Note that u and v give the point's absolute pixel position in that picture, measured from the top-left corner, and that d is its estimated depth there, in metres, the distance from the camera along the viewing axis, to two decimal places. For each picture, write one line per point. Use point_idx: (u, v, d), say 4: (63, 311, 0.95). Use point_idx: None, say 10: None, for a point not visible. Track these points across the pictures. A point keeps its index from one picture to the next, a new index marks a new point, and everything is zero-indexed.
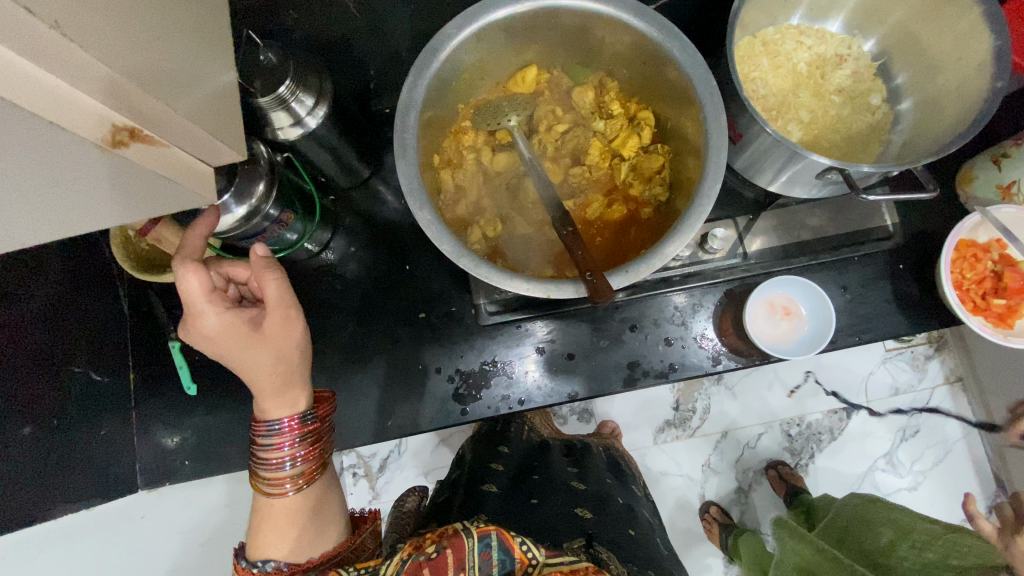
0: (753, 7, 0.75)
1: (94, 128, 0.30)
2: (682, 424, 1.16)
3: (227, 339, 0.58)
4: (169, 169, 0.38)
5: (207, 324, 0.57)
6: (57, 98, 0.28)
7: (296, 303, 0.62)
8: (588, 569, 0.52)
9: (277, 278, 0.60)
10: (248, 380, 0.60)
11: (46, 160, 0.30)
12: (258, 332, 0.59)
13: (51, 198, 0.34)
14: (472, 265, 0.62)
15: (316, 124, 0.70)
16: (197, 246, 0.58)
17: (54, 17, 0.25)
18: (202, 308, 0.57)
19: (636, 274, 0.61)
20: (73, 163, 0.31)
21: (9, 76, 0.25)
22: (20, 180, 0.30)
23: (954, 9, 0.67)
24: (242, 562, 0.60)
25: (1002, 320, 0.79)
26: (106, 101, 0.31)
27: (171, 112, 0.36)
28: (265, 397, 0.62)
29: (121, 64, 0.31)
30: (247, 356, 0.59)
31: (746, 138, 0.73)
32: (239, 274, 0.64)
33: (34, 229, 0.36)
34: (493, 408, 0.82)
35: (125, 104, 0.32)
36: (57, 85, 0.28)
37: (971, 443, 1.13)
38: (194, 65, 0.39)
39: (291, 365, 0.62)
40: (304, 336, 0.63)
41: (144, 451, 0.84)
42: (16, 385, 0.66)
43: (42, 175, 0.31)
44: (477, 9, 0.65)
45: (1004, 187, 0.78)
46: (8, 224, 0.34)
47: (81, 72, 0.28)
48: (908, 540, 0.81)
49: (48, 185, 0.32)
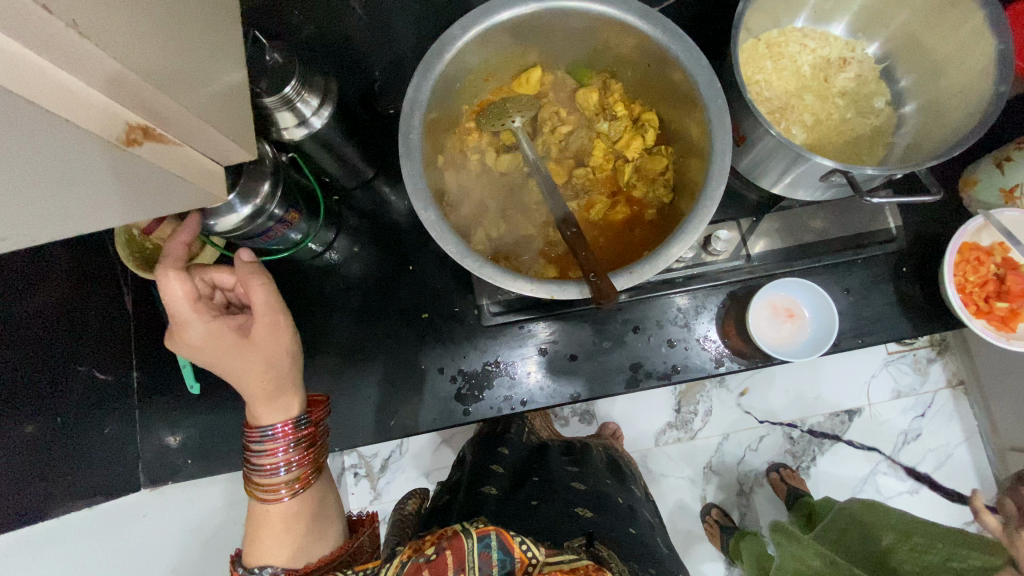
0: (757, 9, 0.75)
1: (107, 127, 0.31)
2: (684, 425, 1.16)
3: (214, 347, 0.59)
4: (180, 168, 0.38)
5: (193, 334, 0.58)
6: (70, 95, 0.28)
7: (283, 308, 0.63)
8: (588, 568, 0.53)
9: (263, 282, 0.61)
10: (238, 386, 0.60)
11: (59, 159, 0.30)
12: (245, 340, 0.60)
13: (63, 197, 0.34)
14: (477, 265, 0.62)
15: (321, 125, 0.71)
16: (179, 253, 0.57)
17: (72, 16, 0.25)
18: (188, 318, 0.58)
19: (640, 275, 0.61)
20: (84, 161, 0.32)
21: (25, 74, 0.26)
22: (35, 177, 0.31)
23: (958, 13, 0.67)
24: (239, 567, 0.60)
25: (1004, 324, 0.79)
26: (120, 99, 0.31)
27: (184, 112, 0.36)
28: (257, 403, 0.62)
29: (136, 63, 0.31)
30: (238, 363, 0.59)
31: (749, 140, 0.73)
32: (225, 281, 0.63)
33: (46, 228, 0.36)
34: (495, 408, 0.83)
35: (138, 103, 0.32)
36: (70, 82, 0.28)
37: (973, 447, 1.13)
38: (208, 65, 0.39)
39: (281, 371, 0.62)
40: (292, 342, 0.64)
41: (146, 451, 0.85)
42: (21, 384, 0.67)
43: (53, 173, 0.31)
44: (482, 11, 0.65)
45: (1007, 191, 0.78)
46: (19, 224, 0.34)
47: (98, 70, 0.29)
48: (908, 543, 0.82)
49: (60, 184, 0.32)
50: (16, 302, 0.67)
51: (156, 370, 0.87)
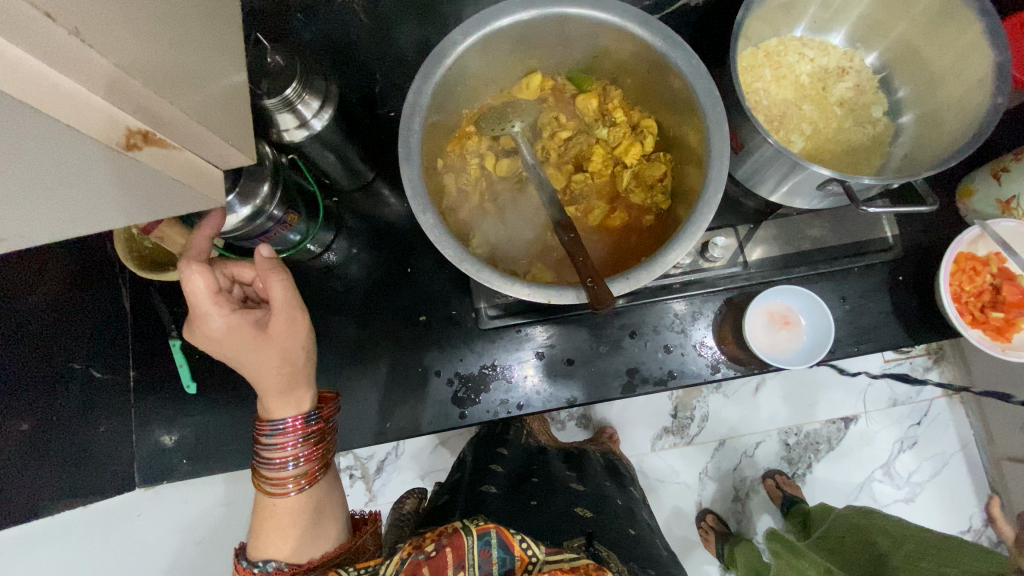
0: (756, 18, 0.76)
1: (109, 133, 0.31)
2: (680, 431, 1.16)
3: (234, 340, 0.59)
4: (179, 172, 0.38)
5: (214, 326, 0.58)
6: (74, 101, 0.28)
7: (301, 304, 0.62)
8: (587, 566, 0.52)
9: (282, 279, 0.60)
10: (254, 379, 0.61)
11: (57, 161, 0.30)
12: (263, 334, 0.60)
13: (60, 198, 0.34)
14: (474, 269, 0.62)
15: (320, 127, 0.71)
16: (203, 246, 0.57)
17: (74, 24, 0.26)
18: (208, 310, 0.57)
19: (636, 281, 0.62)
20: (83, 163, 0.31)
21: (27, 79, 0.26)
22: (33, 176, 0.31)
23: (956, 24, 0.68)
24: (243, 562, 0.60)
25: (1001, 334, 0.79)
26: (120, 104, 0.31)
27: (183, 115, 0.36)
28: (270, 396, 0.62)
29: (133, 66, 0.31)
30: (254, 357, 0.59)
31: (747, 148, 0.73)
32: (245, 275, 0.64)
33: (44, 228, 0.37)
34: (492, 412, 0.83)
35: (138, 108, 0.32)
36: (73, 89, 0.28)
37: (969, 455, 1.13)
38: (208, 68, 0.39)
39: (297, 366, 0.63)
40: (308, 337, 0.64)
41: (143, 450, 0.84)
42: (16, 383, 0.67)
43: (52, 173, 0.31)
44: (483, 17, 0.66)
45: (1004, 201, 0.79)
46: (16, 222, 0.34)
47: (101, 76, 0.29)
48: (903, 551, 0.81)
49: (59, 184, 0.32)
50: (7, 302, 0.66)
51: (153, 370, 0.86)
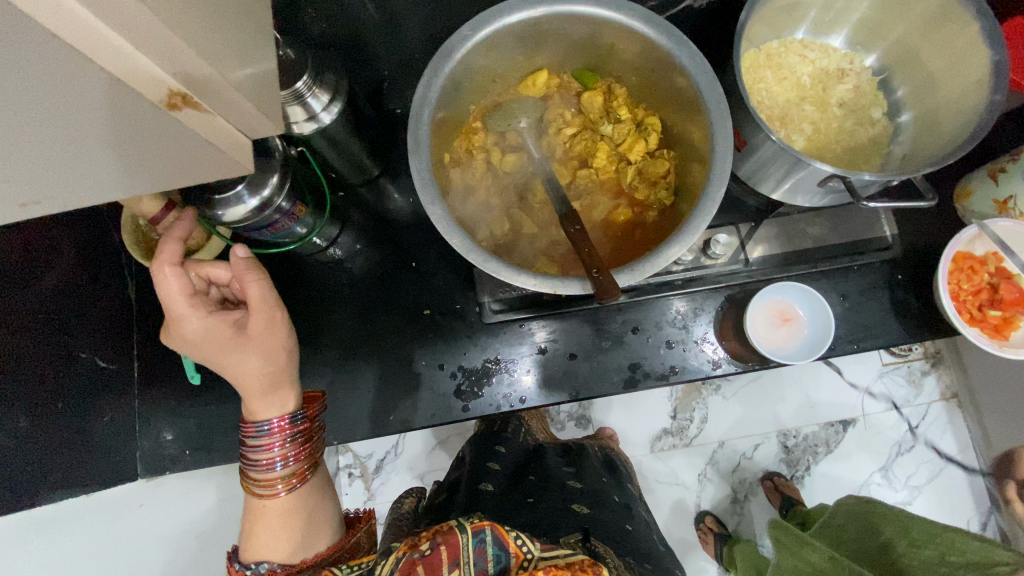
0: (758, 20, 0.77)
1: (152, 89, 0.32)
2: (679, 432, 1.17)
3: (211, 341, 0.60)
4: (212, 137, 0.40)
5: (188, 328, 0.59)
6: (123, 57, 0.30)
7: (279, 304, 0.63)
8: (583, 562, 0.53)
9: (258, 279, 0.61)
10: (234, 382, 0.61)
11: (98, 119, 0.32)
12: (243, 335, 0.60)
13: (94, 154, 0.36)
14: (481, 260, 0.63)
15: (330, 120, 0.72)
16: (175, 249, 0.59)
17: None
18: (183, 312, 0.59)
19: (640, 273, 0.63)
20: (123, 116, 0.33)
21: (89, 37, 0.27)
22: (78, 126, 0.32)
23: (954, 26, 0.69)
24: (236, 563, 0.60)
25: (998, 332, 0.81)
26: (164, 66, 0.32)
27: (228, 88, 0.37)
28: (253, 397, 0.63)
29: (182, 30, 0.31)
30: (235, 359, 0.60)
31: (750, 145, 0.74)
32: (220, 276, 0.64)
33: (82, 188, 0.39)
34: (494, 405, 0.83)
35: (182, 72, 0.33)
36: (123, 46, 0.29)
37: (966, 459, 1.14)
38: (254, 50, 0.40)
39: (280, 365, 0.63)
40: (290, 338, 0.64)
41: (144, 444, 0.84)
42: (26, 363, 0.67)
43: (90, 127, 0.33)
44: (491, 14, 0.67)
45: (1001, 201, 0.80)
46: (54, 182, 0.37)
47: (147, 34, 0.29)
48: (906, 538, 0.83)
49: (96, 141, 0.34)
50: (15, 286, 0.67)
51: (155, 362, 0.86)
